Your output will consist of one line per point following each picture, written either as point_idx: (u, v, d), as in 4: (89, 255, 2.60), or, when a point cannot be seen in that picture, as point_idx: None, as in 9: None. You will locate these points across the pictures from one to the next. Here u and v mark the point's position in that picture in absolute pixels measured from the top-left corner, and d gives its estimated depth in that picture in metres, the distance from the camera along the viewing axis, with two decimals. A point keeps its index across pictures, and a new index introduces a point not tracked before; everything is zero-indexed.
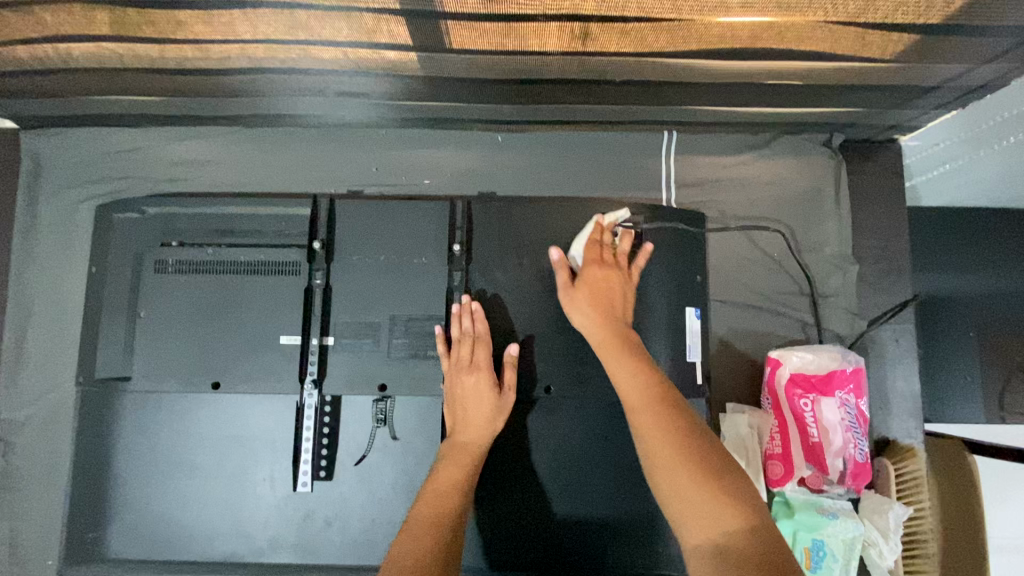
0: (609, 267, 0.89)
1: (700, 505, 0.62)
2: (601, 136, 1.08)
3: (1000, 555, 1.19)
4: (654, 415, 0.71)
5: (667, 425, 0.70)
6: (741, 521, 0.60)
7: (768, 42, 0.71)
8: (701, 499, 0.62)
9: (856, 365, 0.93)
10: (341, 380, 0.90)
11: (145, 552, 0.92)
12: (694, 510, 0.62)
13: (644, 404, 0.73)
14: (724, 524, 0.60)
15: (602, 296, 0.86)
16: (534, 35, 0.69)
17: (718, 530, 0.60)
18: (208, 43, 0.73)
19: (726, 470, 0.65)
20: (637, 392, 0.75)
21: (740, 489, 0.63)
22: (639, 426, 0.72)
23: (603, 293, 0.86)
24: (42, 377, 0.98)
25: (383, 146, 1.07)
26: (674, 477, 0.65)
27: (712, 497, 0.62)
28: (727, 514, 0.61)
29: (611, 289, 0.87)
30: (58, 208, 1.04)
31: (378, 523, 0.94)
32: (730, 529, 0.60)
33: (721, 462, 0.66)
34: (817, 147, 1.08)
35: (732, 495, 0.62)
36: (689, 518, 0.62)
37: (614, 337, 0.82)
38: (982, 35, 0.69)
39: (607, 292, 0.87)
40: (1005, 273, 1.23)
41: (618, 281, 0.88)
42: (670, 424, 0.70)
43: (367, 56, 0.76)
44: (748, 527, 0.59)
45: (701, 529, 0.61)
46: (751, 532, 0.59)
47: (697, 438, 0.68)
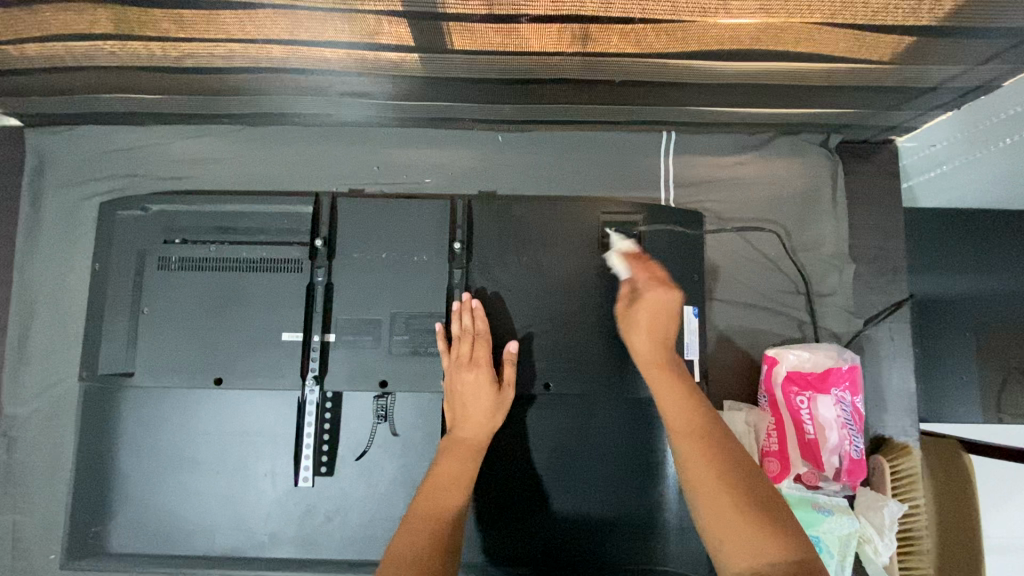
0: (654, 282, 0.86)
1: (742, 534, 0.61)
2: (600, 136, 1.09)
3: (994, 553, 1.20)
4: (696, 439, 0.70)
5: (711, 449, 0.69)
6: (784, 552, 0.59)
7: (764, 43, 0.72)
8: (744, 528, 0.62)
9: (851, 363, 0.94)
10: (341, 377, 0.91)
11: (147, 546, 0.93)
12: (736, 538, 0.61)
13: (687, 426, 0.72)
14: (769, 556, 0.59)
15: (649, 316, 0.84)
16: (533, 35, 0.70)
17: (761, 561, 0.59)
18: (211, 42, 0.74)
19: (768, 499, 0.64)
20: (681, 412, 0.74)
21: (784, 520, 0.62)
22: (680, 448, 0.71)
23: (658, 313, 0.84)
24: (45, 373, 0.99)
25: (384, 145, 1.08)
26: (717, 504, 0.65)
27: (755, 527, 0.62)
28: (771, 545, 0.60)
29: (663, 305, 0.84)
30: (62, 206, 1.05)
31: (378, 518, 0.94)
32: (773, 560, 0.59)
33: (765, 492, 0.65)
34: (814, 147, 1.09)
35: (776, 525, 0.62)
36: (731, 546, 0.62)
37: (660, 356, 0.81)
38: (975, 37, 0.70)
39: (654, 313, 0.84)
40: (1000, 274, 1.24)
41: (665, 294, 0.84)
42: (714, 449, 0.69)
43: (368, 56, 0.77)
44: (791, 560, 0.59)
45: (743, 558, 0.60)
46: (795, 564, 0.58)
47: (740, 464, 0.67)
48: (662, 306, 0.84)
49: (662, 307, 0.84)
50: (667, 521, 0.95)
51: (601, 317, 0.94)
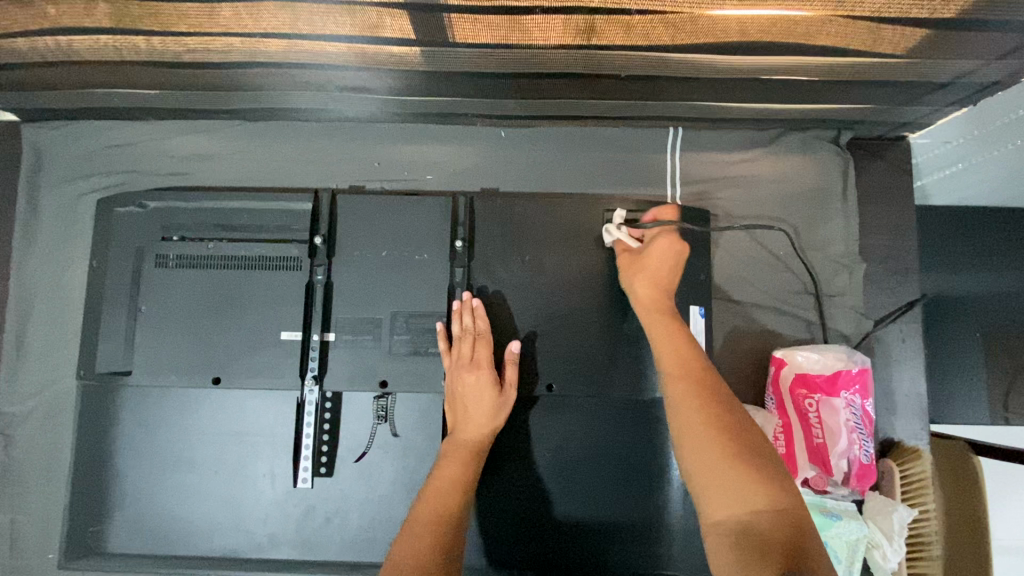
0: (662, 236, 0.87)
1: (729, 481, 0.61)
2: (605, 132, 1.07)
3: (1002, 557, 1.18)
4: (690, 389, 0.70)
5: (704, 399, 0.68)
6: (770, 501, 0.59)
7: (775, 37, 0.70)
8: (731, 476, 0.61)
9: (862, 366, 0.92)
10: (340, 377, 0.89)
11: (145, 547, 0.92)
12: (721, 484, 0.61)
13: (683, 376, 0.71)
14: (751, 501, 0.59)
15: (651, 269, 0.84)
16: (537, 28, 0.68)
17: (744, 508, 0.59)
18: (208, 36, 0.72)
19: (758, 449, 0.64)
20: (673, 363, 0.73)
21: (773, 469, 0.62)
22: (673, 397, 0.70)
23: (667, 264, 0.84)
24: (43, 371, 0.98)
25: (385, 141, 1.06)
26: (705, 451, 0.64)
27: (741, 474, 0.61)
28: (755, 491, 0.60)
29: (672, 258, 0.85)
30: (59, 202, 1.03)
31: (378, 520, 0.93)
32: (755, 507, 0.59)
33: (755, 441, 0.64)
34: (824, 144, 1.07)
35: (763, 474, 0.61)
36: (714, 493, 0.61)
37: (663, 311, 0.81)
38: (994, 31, 0.67)
39: (658, 262, 0.84)
40: (1013, 274, 1.22)
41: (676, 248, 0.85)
42: (707, 400, 0.68)
43: (368, 50, 0.75)
44: (775, 508, 0.58)
45: (726, 505, 0.60)
46: (778, 513, 0.58)
47: (732, 415, 0.67)
48: (666, 255, 0.85)
49: (670, 257, 0.84)
50: (671, 524, 0.93)
51: (605, 317, 0.92)
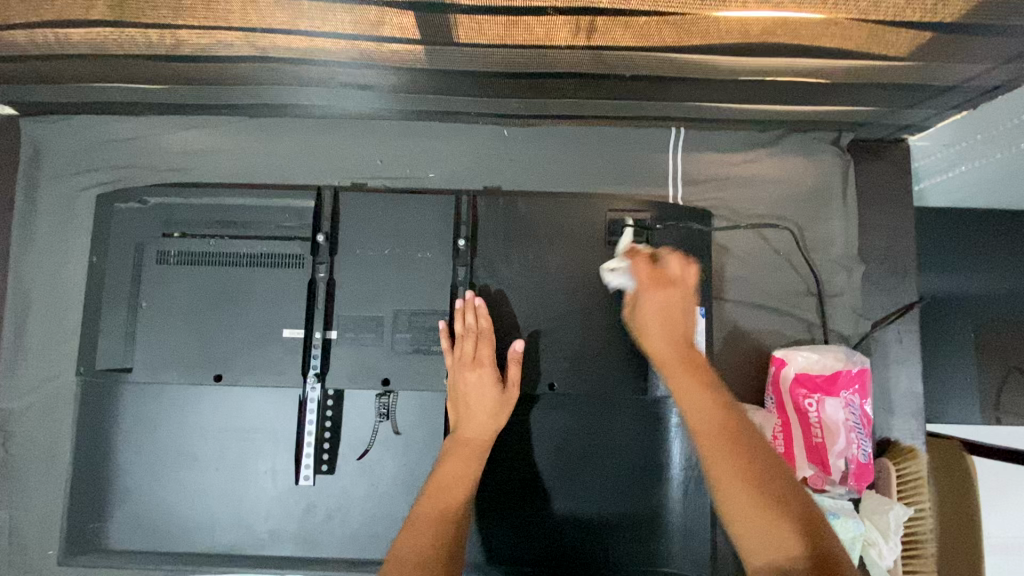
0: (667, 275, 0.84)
1: (763, 526, 0.60)
2: (607, 130, 1.07)
3: (994, 554, 1.20)
4: (713, 427, 0.67)
5: (733, 442, 0.65)
6: (811, 549, 0.58)
7: (780, 38, 0.70)
8: (768, 523, 0.60)
9: (861, 366, 0.92)
10: (342, 374, 0.89)
11: (148, 544, 0.92)
12: (759, 532, 0.60)
13: (703, 414, 0.68)
14: (791, 550, 0.58)
15: (664, 308, 0.80)
16: (542, 27, 0.68)
17: (785, 559, 0.58)
18: (210, 31, 0.72)
19: (798, 496, 0.62)
20: (690, 392, 0.71)
21: (808, 513, 0.61)
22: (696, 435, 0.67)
23: (671, 301, 0.81)
24: (41, 367, 0.98)
25: (388, 137, 1.06)
26: (738, 499, 0.62)
27: (780, 518, 0.60)
28: (792, 540, 0.59)
29: (676, 295, 0.82)
30: (59, 196, 1.03)
31: (379, 517, 0.93)
32: (796, 557, 0.58)
33: (791, 485, 0.63)
34: (824, 145, 1.08)
35: (800, 519, 0.60)
36: (752, 541, 0.60)
37: (678, 347, 0.76)
38: (996, 36, 0.68)
39: (676, 307, 0.80)
40: (1006, 274, 1.23)
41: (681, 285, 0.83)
42: (736, 447, 0.65)
43: (372, 46, 0.75)
44: (815, 554, 0.58)
45: (766, 552, 0.59)
46: (819, 561, 0.57)
47: (765, 459, 0.64)
48: (677, 295, 0.82)
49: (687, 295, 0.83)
50: (670, 523, 0.94)
51: (606, 316, 0.93)
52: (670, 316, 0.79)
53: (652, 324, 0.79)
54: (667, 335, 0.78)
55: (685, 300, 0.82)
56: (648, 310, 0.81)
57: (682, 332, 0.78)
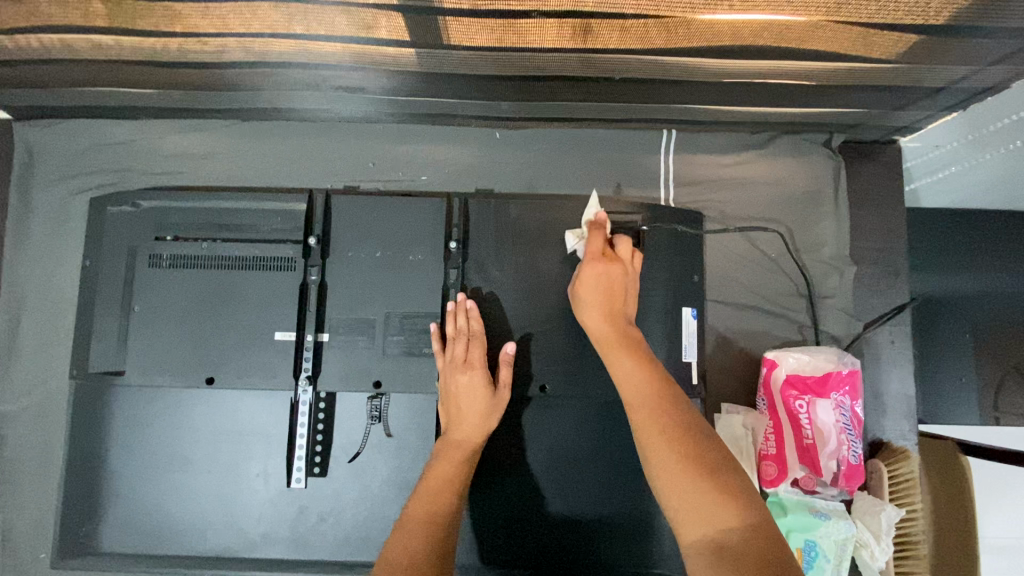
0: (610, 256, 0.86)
1: (696, 500, 0.61)
2: (599, 133, 1.08)
3: (989, 555, 1.19)
4: (649, 407, 0.70)
5: (668, 421, 0.68)
6: (742, 518, 0.59)
7: (768, 41, 0.70)
8: (700, 496, 0.61)
9: (852, 367, 0.93)
10: (334, 377, 0.90)
11: (140, 547, 0.92)
12: (692, 505, 0.61)
13: (640, 396, 0.71)
14: (720, 519, 0.59)
15: (606, 293, 0.83)
16: (531, 31, 0.68)
17: (715, 528, 0.59)
18: (202, 36, 0.72)
19: (731, 470, 0.63)
20: (629, 379, 0.74)
21: (740, 485, 0.62)
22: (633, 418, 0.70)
23: (608, 284, 0.84)
24: (35, 370, 0.98)
25: (381, 140, 1.07)
26: (669, 472, 0.64)
27: (710, 490, 0.61)
28: (724, 511, 0.60)
29: (616, 279, 0.84)
30: (53, 199, 1.03)
31: (371, 519, 0.93)
32: (728, 528, 0.59)
33: (722, 459, 0.64)
34: (816, 147, 1.08)
35: (732, 490, 0.61)
36: (685, 514, 0.61)
37: (619, 334, 0.80)
38: (983, 37, 0.68)
39: (615, 288, 0.84)
40: (1001, 275, 1.23)
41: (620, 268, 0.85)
42: (669, 425, 0.67)
43: (364, 50, 0.76)
44: (746, 524, 0.59)
45: (697, 523, 0.60)
46: (749, 529, 0.58)
47: (698, 435, 0.66)
48: (619, 278, 0.84)
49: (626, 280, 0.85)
50: (662, 524, 0.94)
51: None
52: (609, 299, 0.83)
53: (595, 311, 0.83)
54: (609, 323, 0.81)
55: (625, 275, 0.85)
56: (590, 292, 0.84)
57: (617, 307, 0.83)
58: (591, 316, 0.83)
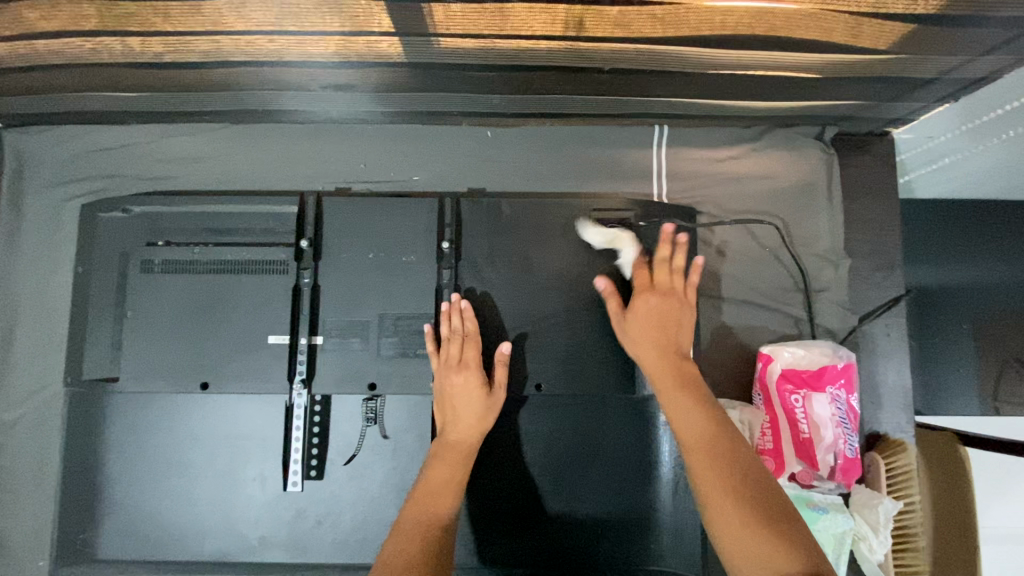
0: (665, 287, 0.91)
1: (754, 546, 0.66)
2: (591, 129, 1.07)
3: (991, 546, 1.20)
4: (710, 448, 0.75)
5: (727, 466, 0.73)
6: (796, 564, 0.64)
7: (757, 30, 0.69)
8: (758, 542, 0.66)
9: (847, 361, 0.93)
10: (328, 380, 0.89)
11: (138, 552, 0.92)
12: (751, 551, 0.66)
13: (700, 438, 0.76)
14: (777, 565, 0.64)
15: (659, 322, 0.87)
16: (520, 15, 0.67)
17: (772, 572, 0.64)
18: (187, 35, 0.72)
19: (788, 517, 0.68)
20: (687, 417, 0.79)
21: (796, 531, 0.67)
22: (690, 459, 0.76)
23: (664, 314, 0.88)
24: (29, 378, 0.98)
25: (372, 140, 1.06)
26: (727, 517, 0.69)
27: (766, 536, 0.66)
28: (780, 556, 0.65)
29: (671, 309, 0.89)
30: (44, 207, 1.03)
31: (369, 521, 0.93)
32: (783, 570, 0.64)
33: (778, 506, 0.69)
34: (809, 140, 1.08)
35: (788, 537, 0.66)
36: (743, 558, 0.67)
37: (674, 365, 0.84)
38: (977, 26, 0.68)
39: (668, 317, 0.88)
40: (998, 265, 1.23)
41: (675, 299, 0.90)
42: (728, 471, 0.73)
43: (351, 44, 0.75)
44: (803, 568, 0.64)
45: (756, 569, 0.65)
46: (805, 573, 0.63)
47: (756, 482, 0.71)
48: (671, 308, 0.89)
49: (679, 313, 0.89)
50: (661, 521, 0.94)
51: (592, 317, 0.92)
52: (662, 327, 0.87)
53: (647, 340, 0.85)
54: (663, 354, 0.85)
55: (678, 309, 0.89)
56: (644, 315, 0.87)
57: (669, 336, 0.86)
58: (636, 336, 0.86)
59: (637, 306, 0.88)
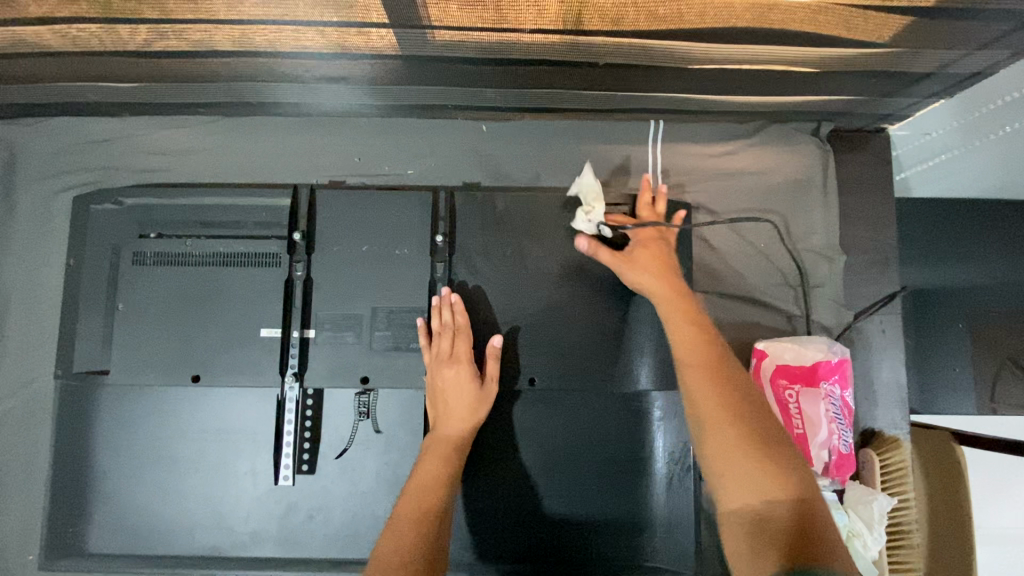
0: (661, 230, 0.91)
1: (745, 470, 0.64)
2: (587, 124, 1.07)
3: (986, 546, 1.19)
4: (711, 379, 0.72)
5: (727, 396, 0.70)
6: (786, 493, 0.61)
7: (751, 23, 0.69)
8: (749, 467, 0.64)
9: (841, 356, 0.92)
10: (321, 373, 0.88)
11: (128, 546, 0.91)
12: (739, 476, 0.64)
13: (704, 369, 0.74)
14: (765, 491, 0.62)
15: (662, 263, 0.86)
16: (513, 10, 0.67)
17: (760, 498, 0.62)
18: (178, 24, 0.71)
19: (783, 448, 0.65)
20: (689, 350, 0.77)
21: (793, 464, 0.64)
22: (689, 387, 0.74)
23: (665, 253, 0.88)
24: (20, 370, 0.97)
25: (366, 135, 1.06)
26: (721, 441, 0.67)
27: (757, 463, 0.64)
28: (770, 484, 0.62)
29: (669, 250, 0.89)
30: (36, 199, 1.02)
31: (361, 516, 0.93)
32: (772, 497, 0.61)
33: (776, 437, 0.66)
34: (804, 136, 1.07)
35: (783, 467, 0.63)
36: (731, 481, 0.64)
37: (678, 304, 0.82)
38: (974, 20, 0.68)
39: (669, 258, 0.88)
40: (994, 264, 1.23)
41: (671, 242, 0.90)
42: (726, 400, 0.70)
43: (345, 36, 0.75)
44: (793, 499, 0.61)
45: (743, 492, 0.63)
46: (795, 503, 0.60)
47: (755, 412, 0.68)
48: (671, 252, 0.89)
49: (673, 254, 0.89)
50: (655, 518, 0.94)
51: (587, 311, 0.92)
52: (664, 265, 0.86)
53: (651, 275, 0.85)
54: (669, 292, 0.83)
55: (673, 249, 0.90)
56: (648, 253, 0.87)
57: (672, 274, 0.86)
58: (637, 275, 0.85)
59: (640, 246, 0.88)
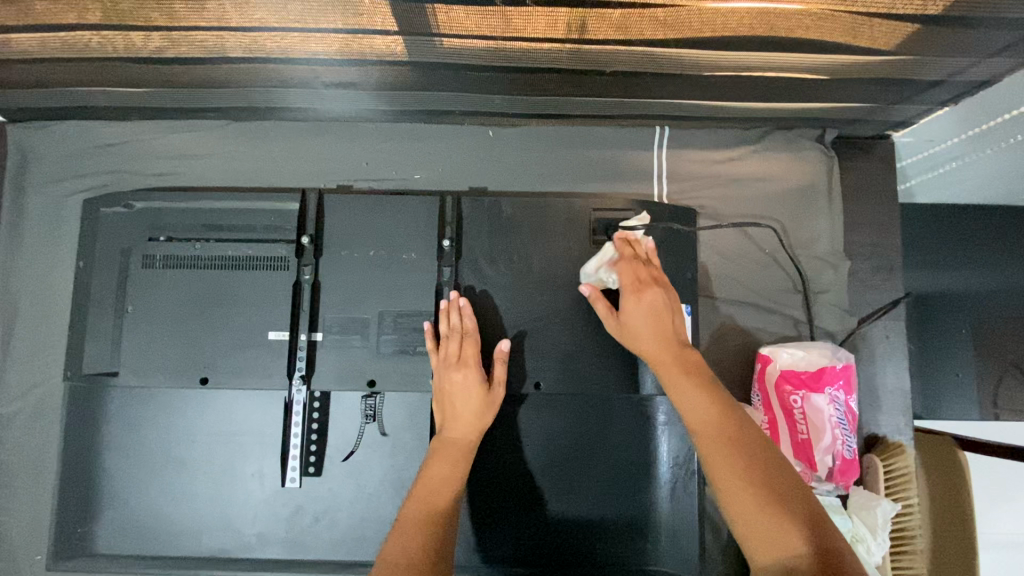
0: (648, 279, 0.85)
1: (767, 524, 0.63)
2: (592, 130, 1.08)
3: (989, 552, 1.19)
4: (719, 430, 0.70)
5: (736, 446, 0.69)
6: (810, 545, 0.61)
7: (759, 31, 0.70)
8: (769, 519, 0.63)
9: (846, 362, 0.92)
10: (328, 376, 0.89)
11: (135, 547, 0.92)
12: (760, 530, 0.63)
13: (709, 421, 0.72)
14: (790, 546, 0.61)
15: (652, 320, 0.82)
16: (521, 19, 0.68)
17: (787, 554, 0.60)
18: (191, 30, 0.72)
19: (801, 497, 0.65)
20: (691, 400, 0.74)
21: (811, 513, 0.63)
22: (697, 437, 0.71)
23: (656, 311, 0.82)
24: (30, 371, 0.98)
25: (374, 140, 1.07)
26: (736, 494, 0.65)
27: (779, 517, 0.63)
28: (793, 537, 0.61)
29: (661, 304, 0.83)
30: (46, 201, 1.03)
31: (367, 519, 0.93)
32: (796, 552, 0.60)
33: (790, 483, 0.66)
34: (809, 142, 1.08)
35: (801, 518, 0.63)
36: (754, 537, 0.63)
37: (675, 357, 0.78)
38: (980, 28, 0.68)
39: (661, 312, 0.82)
40: (997, 271, 1.23)
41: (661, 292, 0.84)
42: (737, 449, 0.68)
43: (354, 43, 0.75)
44: (819, 550, 0.60)
45: (768, 548, 0.62)
46: (822, 555, 0.60)
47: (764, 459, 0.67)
48: (660, 304, 0.82)
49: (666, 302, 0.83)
50: (659, 522, 0.94)
51: (593, 316, 0.92)
52: (657, 323, 0.81)
53: (644, 335, 0.81)
54: (664, 345, 0.80)
55: (666, 299, 0.83)
56: (633, 315, 0.82)
57: (667, 332, 0.81)
58: (631, 337, 0.82)
59: (624, 306, 0.83)
